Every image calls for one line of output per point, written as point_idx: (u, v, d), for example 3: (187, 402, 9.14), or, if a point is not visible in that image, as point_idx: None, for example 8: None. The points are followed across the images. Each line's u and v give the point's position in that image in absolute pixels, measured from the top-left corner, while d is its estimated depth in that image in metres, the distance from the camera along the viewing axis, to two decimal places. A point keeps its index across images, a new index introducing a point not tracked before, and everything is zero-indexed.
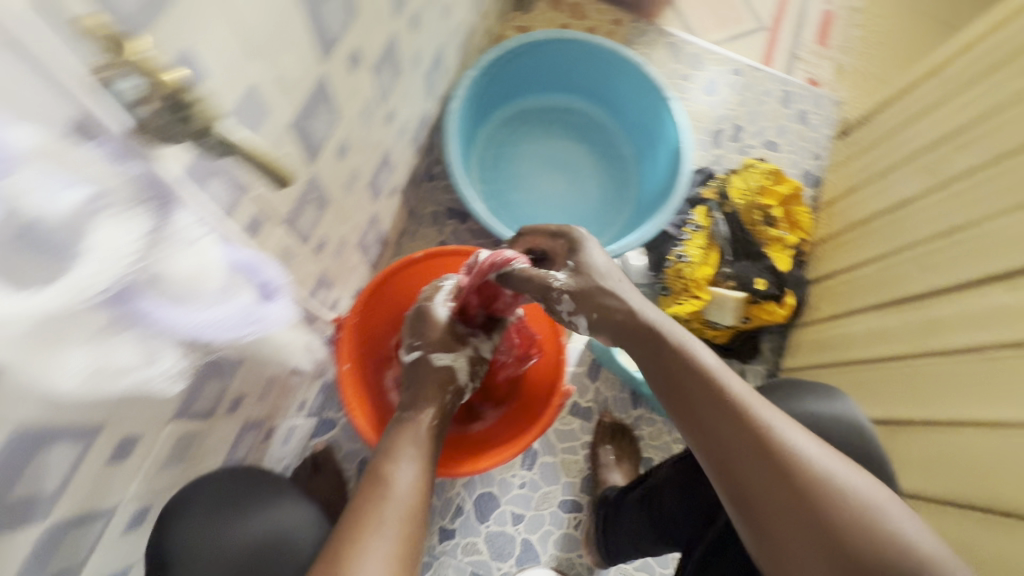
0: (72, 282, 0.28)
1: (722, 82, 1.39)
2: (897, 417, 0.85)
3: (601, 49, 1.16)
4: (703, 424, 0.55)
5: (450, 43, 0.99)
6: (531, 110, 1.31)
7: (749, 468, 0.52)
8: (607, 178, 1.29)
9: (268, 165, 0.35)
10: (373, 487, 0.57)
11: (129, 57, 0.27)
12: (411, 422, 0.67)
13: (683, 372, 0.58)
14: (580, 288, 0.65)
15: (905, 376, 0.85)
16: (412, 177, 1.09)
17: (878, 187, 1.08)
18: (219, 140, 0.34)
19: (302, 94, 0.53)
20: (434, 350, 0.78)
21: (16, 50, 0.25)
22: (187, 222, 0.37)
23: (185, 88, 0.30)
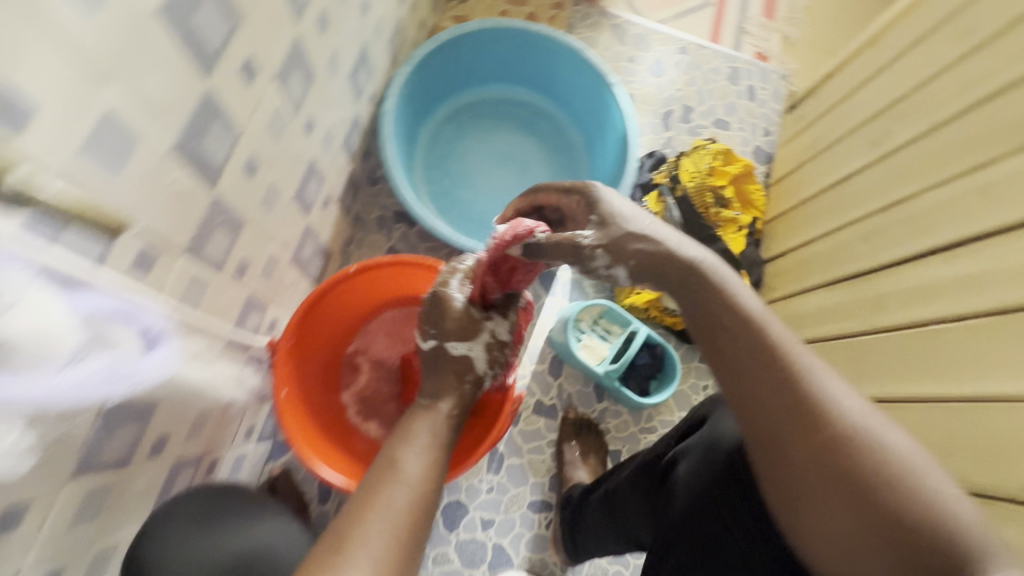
0: None
1: (668, 62, 1.36)
2: None
3: (539, 36, 1.12)
4: (726, 362, 0.50)
5: (376, 40, 0.94)
6: (475, 104, 1.27)
7: (778, 411, 0.47)
8: (557, 169, 1.26)
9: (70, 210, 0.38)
10: (377, 474, 0.52)
11: None
12: (430, 411, 0.62)
13: (714, 307, 0.51)
14: (613, 239, 0.55)
15: (851, 355, 0.84)
16: (350, 184, 1.04)
17: (825, 161, 1.07)
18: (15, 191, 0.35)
19: (183, 115, 0.49)
20: (452, 339, 0.68)
21: None
22: (14, 276, 0.35)
23: None
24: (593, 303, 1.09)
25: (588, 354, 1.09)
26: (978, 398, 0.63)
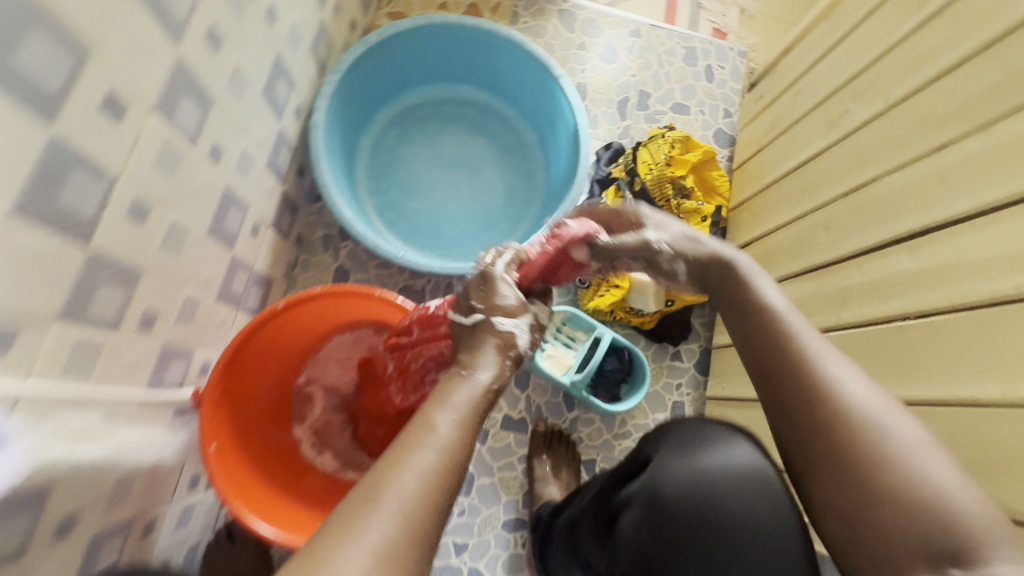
0: None
1: (621, 46, 1.29)
2: None
3: (478, 30, 1.05)
4: (749, 346, 0.57)
5: (293, 49, 0.87)
6: (419, 106, 1.19)
7: (791, 393, 0.52)
8: (511, 169, 1.19)
9: None
10: (410, 432, 0.46)
11: None
12: (470, 379, 0.51)
13: (750, 301, 0.59)
14: (682, 244, 0.64)
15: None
16: (285, 205, 0.97)
17: (784, 143, 1.01)
18: None
19: (20, 169, 0.42)
20: (499, 314, 0.57)
21: None
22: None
23: None
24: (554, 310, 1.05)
25: (552, 363, 1.04)
26: (954, 402, 0.59)
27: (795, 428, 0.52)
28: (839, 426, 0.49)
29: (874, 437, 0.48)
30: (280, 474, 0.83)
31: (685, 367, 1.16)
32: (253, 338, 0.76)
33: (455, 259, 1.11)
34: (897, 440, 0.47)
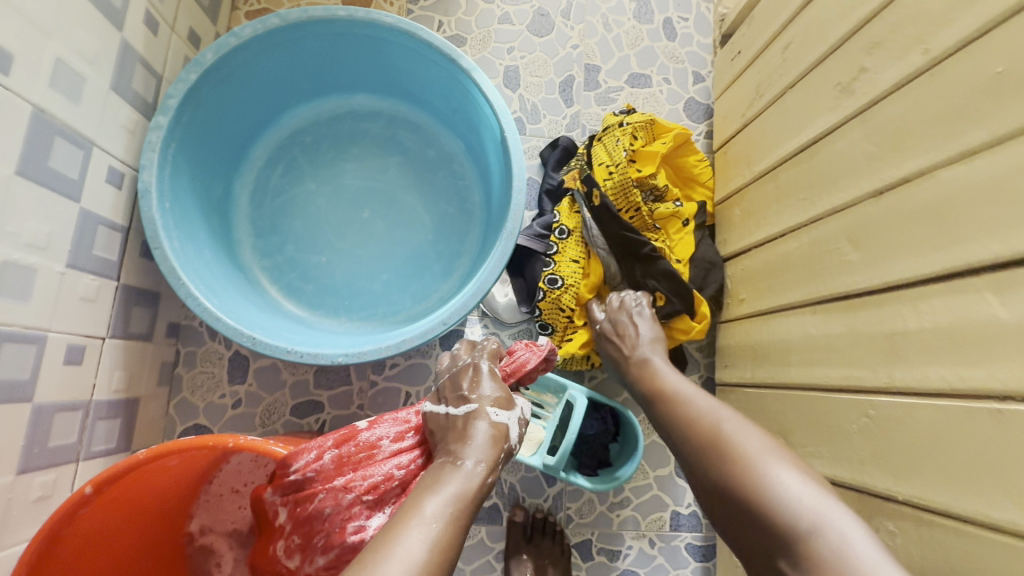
0: None
1: (555, 12, 1.02)
2: (864, 483, 0.57)
3: (353, 24, 0.78)
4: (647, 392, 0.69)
5: (75, 96, 0.61)
6: (306, 129, 0.93)
7: (676, 440, 0.60)
8: (436, 192, 0.94)
9: None
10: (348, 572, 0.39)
11: None
12: (462, 468, 0.49)
13: (653, 375, 0.70)
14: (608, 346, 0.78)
15: (864, 429, 0.57)
16: (133, 299, 0.74)
17: (777, 118, 0.77)
18: None
19: None
20: (493, 404, 0.56)
21: None
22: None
23: None
24: None
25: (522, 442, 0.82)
26: None
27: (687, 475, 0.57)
28: (705, 454, 0.55)
29: (725, 460, 0.53)
30: None
31: None
32: (64, 530, 0.56)
33: (380, 320, 0.88)
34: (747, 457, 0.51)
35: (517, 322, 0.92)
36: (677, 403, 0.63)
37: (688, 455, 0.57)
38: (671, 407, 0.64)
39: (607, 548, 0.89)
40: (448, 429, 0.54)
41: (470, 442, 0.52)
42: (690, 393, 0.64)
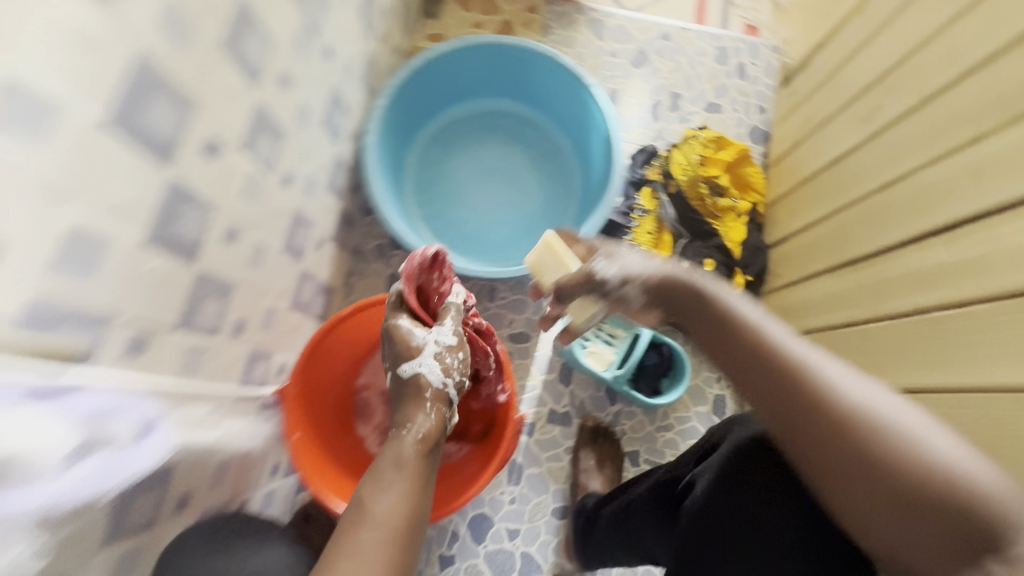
0: None
1: (652, 51, 1.32)
2: None
3: (513, 48, 1.10)
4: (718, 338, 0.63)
5: (346, 79, 0.95)
6: (459, 120, 1.27)
7: (784, 397, 0.55)
8: (549, 175, 1.25)
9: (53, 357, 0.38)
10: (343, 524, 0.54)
11: None
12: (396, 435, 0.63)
13: (730, 324, 0.62)
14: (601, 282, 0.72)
15: (862, 348, 0.83)
16: (343, 221, 1.07)
17: (819, 139, 1.04)
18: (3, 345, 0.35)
19: (153, 206, 0.51)
20: (402, 362, 0.72)
21: None
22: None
23: None
24: None
25: (595, 359, 1.09)
26: (994, 389, 0.63)
27: (794, 436, 0.54)
28: (856, 427, 0.51)
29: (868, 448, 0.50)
30: (338, 448, 0.93)
31: None
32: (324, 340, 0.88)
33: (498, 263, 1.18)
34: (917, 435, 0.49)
35: None
36: (801, 363, 0.55)
37: (813, 418, 0.53)
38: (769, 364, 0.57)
39: (651, 459, 1.13)
40: (402, 401, 0.69)
41: (397, 447, 0.62)
42: (810, 353, 0.57)
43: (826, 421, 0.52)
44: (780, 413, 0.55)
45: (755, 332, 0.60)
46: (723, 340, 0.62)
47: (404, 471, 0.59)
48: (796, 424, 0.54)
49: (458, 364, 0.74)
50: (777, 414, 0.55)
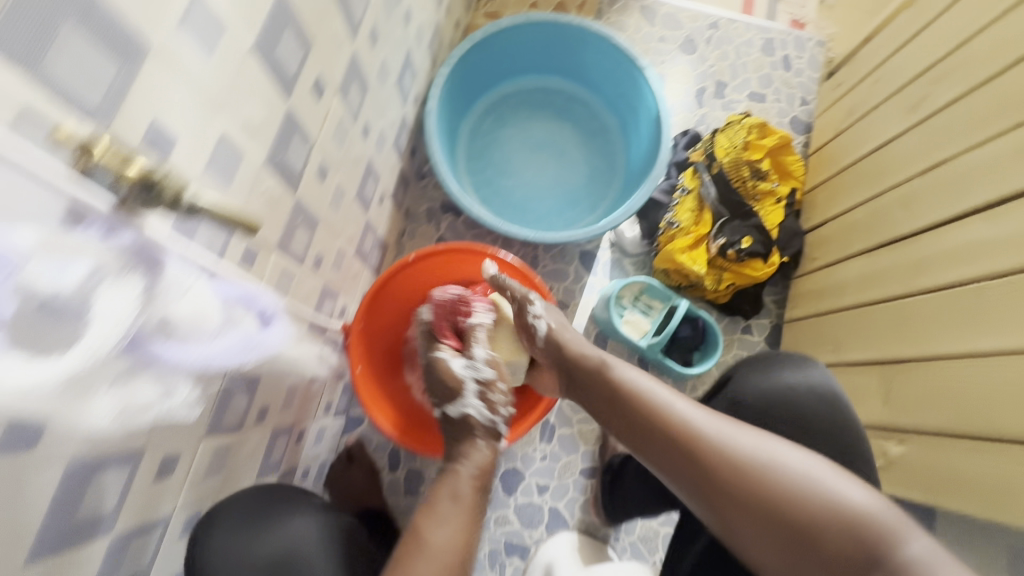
0: (81, 350, 0.31)
1: (699, 39, 1.36)
2: (891, 356, 0.87)
3: (570, 26, 1.15)
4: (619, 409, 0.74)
5: (417, 45, 1.00)
6: (511, 95, 1.32)
7: (693, 468, 0.64)
8: (595, 152, 1.31)
9: (233, 220, 0.39)
10: (409, 546, 0.60)
11: (97, 160, 0.30)
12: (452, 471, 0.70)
13: (627, 389, 0.74)
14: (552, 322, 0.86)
15: (898, 321, 0.87)
16: (400, 181, 1.12)
17: (863, 127, 1.07)
18: (190, 206, 0.36)
19: (273, 129, 0.57)
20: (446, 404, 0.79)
21: (26, 127, 0.30)
22: (178, 272, 0.39)
23: (151, 171, 0.32)
24: (633, 280, 1.15)
25: (631, 328, 1.14)
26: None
27: (715, 502, 0.62)
28: (756, 482, 0.60)
29: (764, 493, 0.59)
30: (389, 383, 1.00)
31: (756, 340, 1.20)
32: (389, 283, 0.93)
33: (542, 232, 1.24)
34: (802, 478, 0.59)
35: (638, 252, 1.23)
36: (697, 435, 0.65)
37: (718, 486, 0.62)
38: (662, 428, 0.68)
39: None
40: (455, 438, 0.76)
41: (452, 480, 0.69)
42: (690, 414, 0.68)
43: (734, 486, 0.61)
44: (698, 483, 0.63)
45: (642, 404, 0.71)
46: (632, 413, 0.72)
47: (460, 503, 0.66)
48: (709, 488, 0.63)
49: (502, 400, 0.80)
50: (697, 485, 0.63)
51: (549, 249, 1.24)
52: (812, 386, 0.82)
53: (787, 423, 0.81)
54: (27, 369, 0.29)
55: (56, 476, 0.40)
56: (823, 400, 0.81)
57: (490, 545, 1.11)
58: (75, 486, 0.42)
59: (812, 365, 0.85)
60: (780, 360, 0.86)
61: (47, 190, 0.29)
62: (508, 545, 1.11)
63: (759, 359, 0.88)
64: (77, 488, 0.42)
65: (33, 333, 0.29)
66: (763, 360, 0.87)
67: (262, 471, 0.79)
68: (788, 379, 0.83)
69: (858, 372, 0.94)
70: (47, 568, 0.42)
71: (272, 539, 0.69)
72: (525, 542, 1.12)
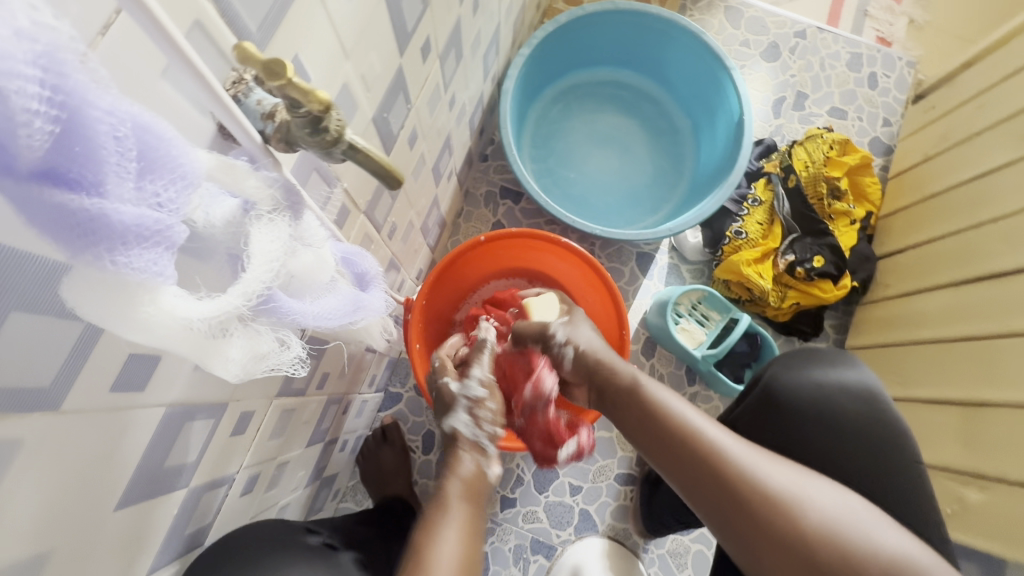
0: (239, 290, 0.28)
1: (784, 47, 1.30)
2: (970, 397, 0.84)
3: (658, 18, 1.11)
4: (637, 417, 0.66)
5: (505, 21, 0.97)
6: (582, 85, 1.28)
7: (719, 494, 0.57)
8: (662, 153, 1.26)
9: (388, 172, 0.34)
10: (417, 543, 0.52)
11: (287, 82, 0.27)
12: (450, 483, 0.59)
13: (648, 396, 0.66)
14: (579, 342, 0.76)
15: (983, 360, 0.83)
16: (467, 159, 1.09)
17: (956, 155, 1.03)
18: (344, 149, 0.33)
19: (384, 85, 0.54)
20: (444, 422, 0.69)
21: (200, 35, 0.28)
22: (312, 225, 0.37)
23: (331, 103, 0.29)
24: (691, 288, 1.10)
25: (686, 337, 1.09)
26: None
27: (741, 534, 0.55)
28: (790, 516, 0.54)
29: (798, 531, 0.53)
30: None
31: None
32: (456, 259, 0.89)
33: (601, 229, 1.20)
34: (842, 520, 0.54)
35: (696, 260, 1.18)
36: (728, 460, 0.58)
37: (749, 517, 0.55)
38: (684, 443, 0.60)
39: None
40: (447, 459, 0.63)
41: (439, 495, 0.57)
42: (714, 429, 0.61)
43: (767, 521, 0.54)
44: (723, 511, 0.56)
45: (663, 413, 0.64)
46: (648, 424, 0.65)
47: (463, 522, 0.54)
48: (731, 515, 0.56)
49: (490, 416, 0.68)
50: (720, 510, 0.56)
51: (607, 247, 1.20)
52: (846, 385, 0.71)
53: (813, 423, 0.70)
54: (190, 307, 0.24)
55: (153, 422, 0.37)
56: (860, 400, 0.70)
57: (516, 540, 1.09)
58: (166, 434, 0.40)
59: (846, 363, 0.73)
60: (810, 355, 0.74)
61: (206, 112, 0.30)
62: (534, 543, 1.08)
63: (788, 353, 0.75)
64: (168, 436, 0.40)
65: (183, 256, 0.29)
66: (794, 354, 0.74)
67: (312, 439, 0.77)
68: (818, 375, 0.72)
69: (929, 412, 0.90)
70: (131, 515, 0.39)
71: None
72: (552, 542, 1.08)
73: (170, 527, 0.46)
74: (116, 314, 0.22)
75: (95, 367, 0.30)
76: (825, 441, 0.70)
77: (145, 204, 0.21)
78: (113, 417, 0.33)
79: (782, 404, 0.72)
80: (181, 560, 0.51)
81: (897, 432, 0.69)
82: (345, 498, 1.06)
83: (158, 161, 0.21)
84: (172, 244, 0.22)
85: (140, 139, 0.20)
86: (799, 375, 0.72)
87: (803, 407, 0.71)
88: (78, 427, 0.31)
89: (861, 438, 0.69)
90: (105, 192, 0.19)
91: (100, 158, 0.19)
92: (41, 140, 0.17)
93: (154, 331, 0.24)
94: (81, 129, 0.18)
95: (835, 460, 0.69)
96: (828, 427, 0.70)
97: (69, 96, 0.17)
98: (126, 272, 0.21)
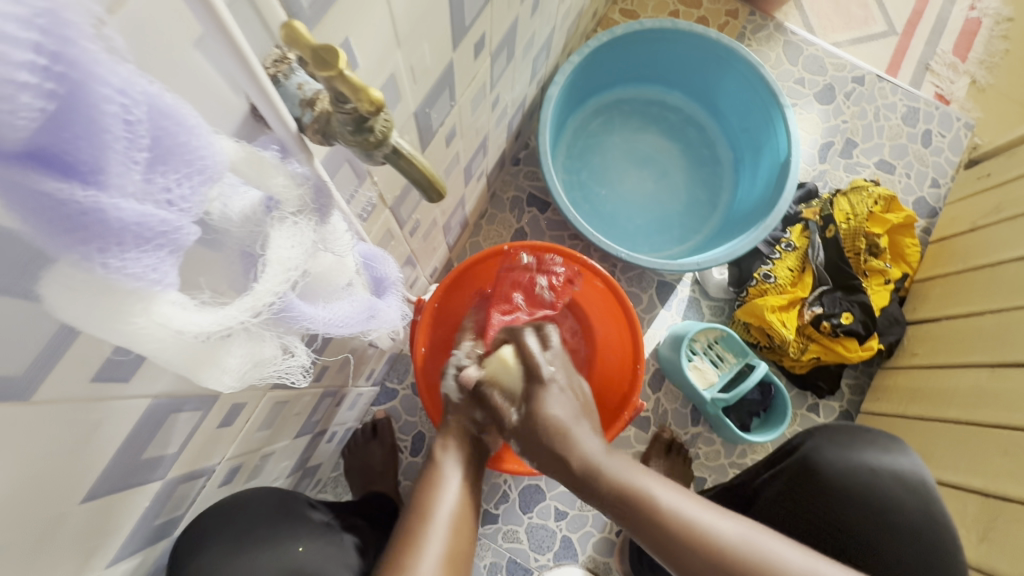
0: (249, 302, 0.25)
1: (839, 90, 1.26)
2: (995, 490, 0.81)
3: (717, 45, 1.06)
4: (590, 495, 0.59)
5: (560, 25, 0.93)
6: (626, 101, 1.24)
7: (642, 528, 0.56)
8: (699, 182, 1.22)
9: (431, 182, 0.32)
10: (417, 512, 0.57)
11: (338, 74, 0.24)
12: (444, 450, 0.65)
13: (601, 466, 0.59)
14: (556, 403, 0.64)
15: (1012, 454, 0.81)
16: (499, 161, 1.05)
17: (1004, 231, 1.00)
18: (388, 151, 0.31)
19: (431, 80, 0.51)
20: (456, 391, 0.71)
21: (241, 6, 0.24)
22: (339, 228, 0.34)
23: (383, 103, 0.26)
24: (709, 326, 1.05)
25: (697, 375, 1.04)
26: None
27: None
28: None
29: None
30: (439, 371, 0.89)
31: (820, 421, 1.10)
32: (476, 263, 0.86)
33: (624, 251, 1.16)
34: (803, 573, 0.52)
35: (718, 297, 1.14)
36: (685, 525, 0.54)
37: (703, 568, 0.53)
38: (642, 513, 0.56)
39: None
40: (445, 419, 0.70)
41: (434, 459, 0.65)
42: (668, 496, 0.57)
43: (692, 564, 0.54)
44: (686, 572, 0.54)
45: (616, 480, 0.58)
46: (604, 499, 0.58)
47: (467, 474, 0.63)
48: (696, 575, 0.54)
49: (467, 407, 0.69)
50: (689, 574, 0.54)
51: (628, 270, 1.16)
52: (894, 474, 0.72)
53: (863, 516, 0.71)
54: (191, 317, 0.22)
55: (134, 414, 0.34)
56: (904, 486, 0.72)
57: (492, 557, 1.05)
58: (147, 426, 0.37)
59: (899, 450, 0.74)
60: (864, 436, 0.75)
61: (238, 89, 0.26)
62: (510, 563, 1.05)
63: (836, 428, 0.75)
64: (149, 428, 0.37)
65: (195, 248, 0.26)
66: (841, 429, 0.75)
67: (300, 431, 0.73)
68: (869, 458, 0.73)
69: (947, 495, 0.89)
70: (96, 508, 0.36)
71: (273, 557, 0.64)
72: (529, 565, 1.05)
73: (139, 517, 0.43)
74: (96, 316, 0.19)
75: (76, 357, 0.26)
76: (869, 529, 0.71)
77: (150, 199, 0.18)
78: (87, 409, 0.30)
79: (823, 477, 0.73)
80: (144, 550, 0.48)
81: (937, 525, 0.71)
82: (325, 488, 1.04)
83: (169, 149, 0.18)
84: (176, 248, 0.19)
85: (153, 121, 0.17)
86: (851, 453, 0.73)
87: (842, 486, 0.72)
88: (52, 418, 0.28)
89: (907, 522, 0.71)
90: (103, 183, 0.16)
91: (100, 142, 0.15)
92: (28, 118, 0.13)
93: (142, 337, 0.21)
94: (82, 109, 0.15)
95: (879, 545, 0.71)
96: (876, 508, 0.72)
97: (73, 67, 0.14)
98: (121, 279, 0.18)
